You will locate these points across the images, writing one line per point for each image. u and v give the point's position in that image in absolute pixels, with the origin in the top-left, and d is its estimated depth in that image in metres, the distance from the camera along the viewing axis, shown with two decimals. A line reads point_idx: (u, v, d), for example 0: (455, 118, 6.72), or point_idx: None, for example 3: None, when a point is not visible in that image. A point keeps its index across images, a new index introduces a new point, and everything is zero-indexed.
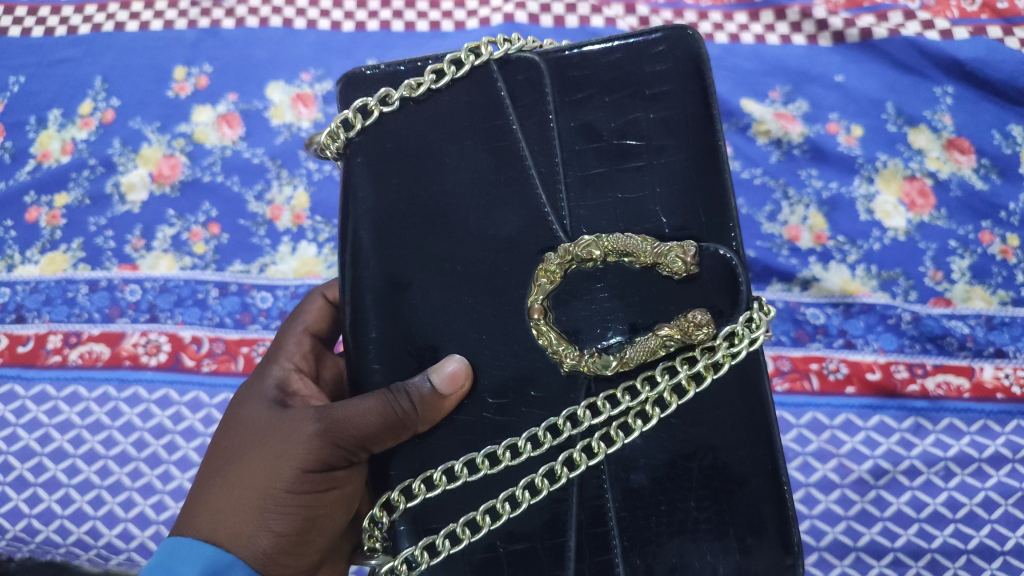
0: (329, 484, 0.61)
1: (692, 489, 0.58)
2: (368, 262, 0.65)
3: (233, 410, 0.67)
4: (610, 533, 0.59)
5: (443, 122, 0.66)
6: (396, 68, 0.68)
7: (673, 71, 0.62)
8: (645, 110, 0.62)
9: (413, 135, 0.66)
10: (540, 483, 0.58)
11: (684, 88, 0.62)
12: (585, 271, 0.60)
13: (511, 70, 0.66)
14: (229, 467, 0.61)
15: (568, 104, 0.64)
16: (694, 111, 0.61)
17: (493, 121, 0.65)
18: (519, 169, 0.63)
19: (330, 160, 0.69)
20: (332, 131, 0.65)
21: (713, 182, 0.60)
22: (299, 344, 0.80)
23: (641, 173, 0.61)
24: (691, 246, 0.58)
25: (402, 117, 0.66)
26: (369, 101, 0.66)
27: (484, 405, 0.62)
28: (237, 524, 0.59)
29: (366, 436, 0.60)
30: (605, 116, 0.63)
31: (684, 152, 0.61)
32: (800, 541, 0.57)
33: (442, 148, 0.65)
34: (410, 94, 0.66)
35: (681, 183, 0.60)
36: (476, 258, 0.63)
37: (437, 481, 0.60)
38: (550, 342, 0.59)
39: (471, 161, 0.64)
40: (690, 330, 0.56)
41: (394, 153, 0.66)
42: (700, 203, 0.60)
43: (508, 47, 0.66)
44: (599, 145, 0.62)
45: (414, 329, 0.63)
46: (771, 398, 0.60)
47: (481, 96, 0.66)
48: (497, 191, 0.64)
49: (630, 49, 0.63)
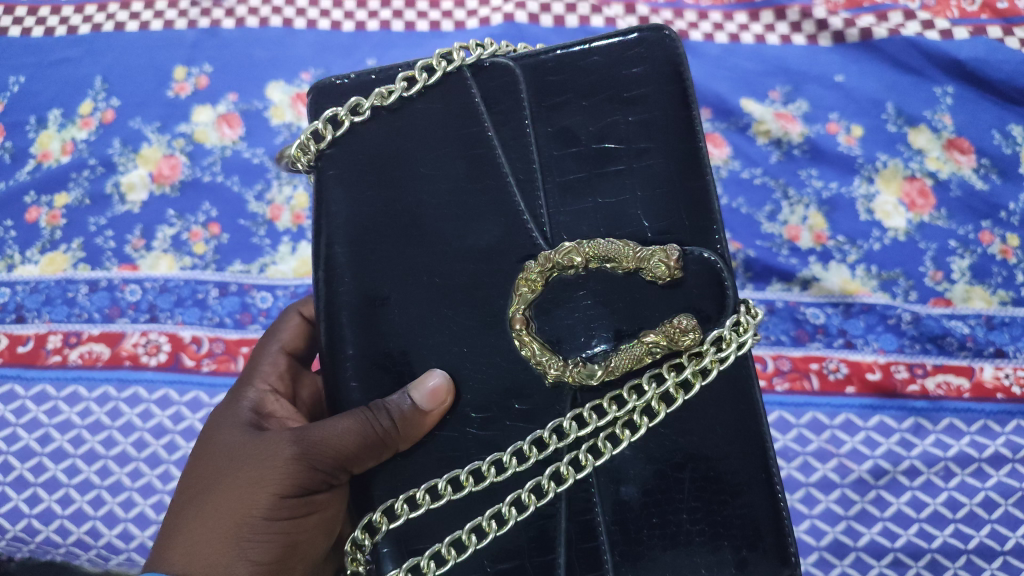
0: (309, 508, 0.61)
1: (684, 501, 0.58)
2: (344, 277, 0.65)
3: (206, 437, 0.67)
4: (600, 548, 0.58)
5: (418, 131, 0.66)
6: (367, 77, 0.68)
7: (651, 73, 0.63)
8: (624, 113, 0.62)
9: (386, 145, 0.66)
10: (526, 499, 0.58)
11: (663, 90, 0.62)
12: (566, 279, 0.60)
13: (486, 76, 0.66)
14: (205, 496, 0.60)
15: (545, 109, 0.64)
16: (673, 113, 0.62)
17: (469, 129, 0.65)
18: (495, 177, 0.64)
19: (302, 172, 0.69)
20: (303, 143, 0.65)
21: (695, 185, 0.60)
22: (275, 364, 0.81)
23: (621, 177, 0.61)
24: (674, 250, 0.58)
25: (374, 127, 0.66)
26: (339, 111, 0.66)
27: (468, 420, 0.61)
28: (212, 555, 0.58)
29: (345, 457, 0.60)
30: (583, 120, 0.63)
31: (665, 155, 0.61)
32: (798, 553, 0.57)
33: (418, 158, 0.65)
34: (382, 102, 0.66)
35: (661, 188, 0.61)
36: (454, 269, 0.63)
37: (420, 500, 0.59)
38: (533, 353, 0.59)
39: (448, 171, 0.64)
40: (676, 336, 0.57)
41: (367, 165, 0.66)
42: (682, 207, 0.60)
43: (481, 52, 0.67)
44: (577, 149, 0.63)
45: (392, 344, 0.63)
46: (763, 406, 0.59)
47: (456, 104, 0.66)
48: (474, 200, 0.64)
49: (607, 52, 0.64)
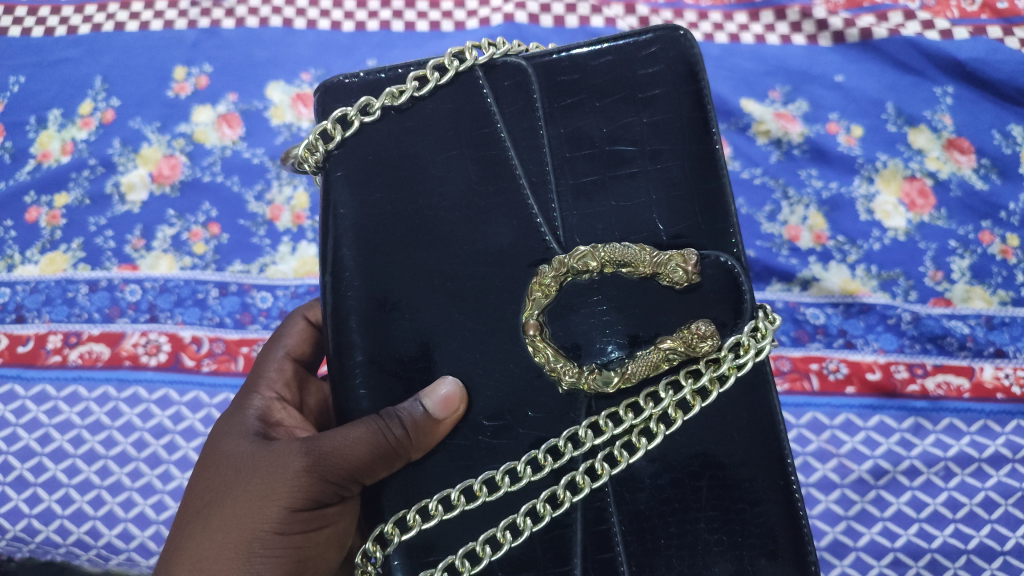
0: (320, 522, 0.61)
1: (702, 510, 0.58)
2: (352, 282, 0.65)
3: (211, 447, 0.67)
4: (616, 558, 0.58)
5: (428, 132, 0.66)
6: (375, 76, 0.68)
7: (665, 73, 0.63)
8: (638, 115, 0.62)
9: (394, 146, 0.66)
10: (541, 509, 0.58)
11: (677, 91, 0.62)
12: (580, 283, 0.60)
13: (497, 75, 0.66)
14: (211, 509, 0.60)
15: (558, 110, 0.64)
16: (687, 114, 0.62)
17: (480, 129, 0.65)
18: (507, 178, 0.64)
19: (308, 174, 0.69)
20: (309, 144, 0.65)
21: (709, 188, 0.61)
22: (281, 370, 0.81)
23: (635, 179, 0.61)
24: (692, 255, 0.58)
25: (382, 127, 0.66)
26: (348, 110, 0.66)
27: (480, 429, 0.61)
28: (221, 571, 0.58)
29: (357, 467, 0.59)
30: (596, 121, 0.63)
31: (681, 157, 0.61)
32: (816, 560, 0.57)
33: (428, 159, 0.65)
34: (391, 102, 0.66)
35: (675, 191, 0.61)
36: (466, 273, 0.63)
37: (433, 511, 0.59)
38: (547, 359, 0.59)
39: (459, 172, 0.64)
40: (694, 342, 0.57)
41: (375, 166, 0.66)
42: (697, 209, 0.60)
43: (493, 53, 0.66)
44: (590, 151, 0.63)
45: (404, 349, 0.63)
46: (780, 412, 0.60)
47: (466, 104, 0.66)
48: (485, 202, 0.64)
49: (620, 52, 0.64)
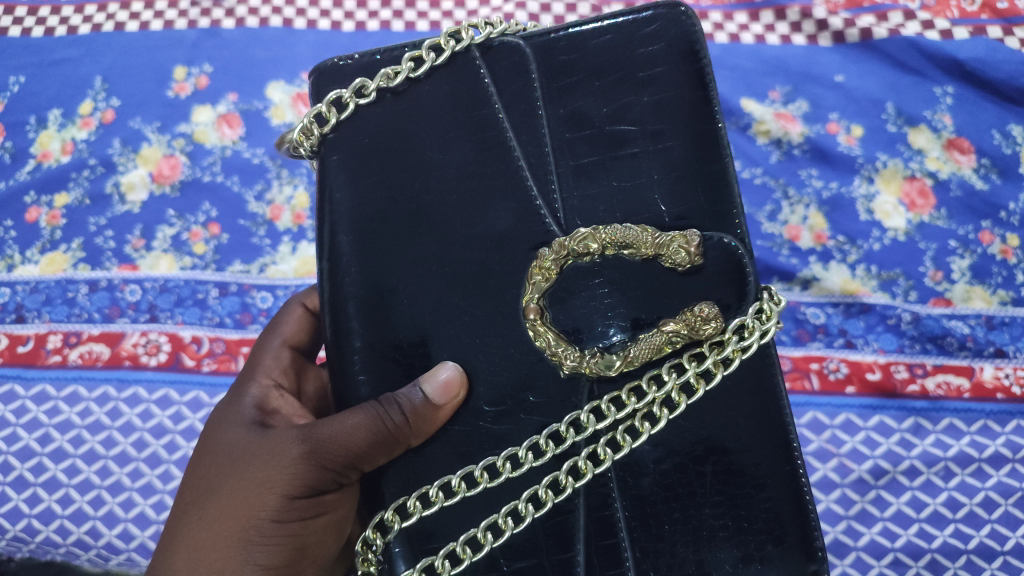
0: (318, 509, 0.60)
1: (706, 495, 0.58)
2: (349, 268, 0.65)
3: (208, 436, 0.67)
4: (620, 545, 0.58)
5: (424, 116, 0.66)
6: (372, 58, 0.68)
7: (665, 51, 0.63)
8: (638, 94, 0.62)
9: (390, 129, 0.66)
10: (543, 495, 0.58)
11: (678, 69, 0.62)
12: (581, 267, 0.60)
13: (494, 57, 0.66)
14: (209, 497, 0.60)
15: (556, 90, 0.64)
16: (688, 93, 0.62)
17: (477, 112, 0.65)
18: (504, 161, 0.64)
19: (304, 158, 0.69)
20: (305, 126, 0.66)
21: (711, 168, 0.61)
22: (277, 359, 0.81)
23: (636, 160, 0.61)
24: (694, 236, 0.58)
25: (378, 111, 0.66)
26: (344, 93, 0.66)
27: (481, 414, 0.61)
28: (218, 560, 0.58)
29: (356, 453, 0.59)
30: (596, 101, 0.63)
31: (681, 137, 0.61)
32: (823, 547, 0.56)
33: (425, 142, 0.65)
34: (388, 84, 0.66)
35: (676, 171, 0.61)
36: (464, 257, 0.63)
37: (434, 497, 0.59)
38: (549, 343, 0.59)
39: (456, 155, 0.64)
40: (697, 324, 0.57)
41: (371, 150, 0.66)
42: (698, 189, 0.60)
43: (491, 31, 0.67)
44: (589, 132, 0.63)
45: (402, 334, 0.63)
46: (786, 397, 0.60)
47: (463, 87, 0.66)
48: (482, 185, 0.64)
49: (619, 31, 0.64)
